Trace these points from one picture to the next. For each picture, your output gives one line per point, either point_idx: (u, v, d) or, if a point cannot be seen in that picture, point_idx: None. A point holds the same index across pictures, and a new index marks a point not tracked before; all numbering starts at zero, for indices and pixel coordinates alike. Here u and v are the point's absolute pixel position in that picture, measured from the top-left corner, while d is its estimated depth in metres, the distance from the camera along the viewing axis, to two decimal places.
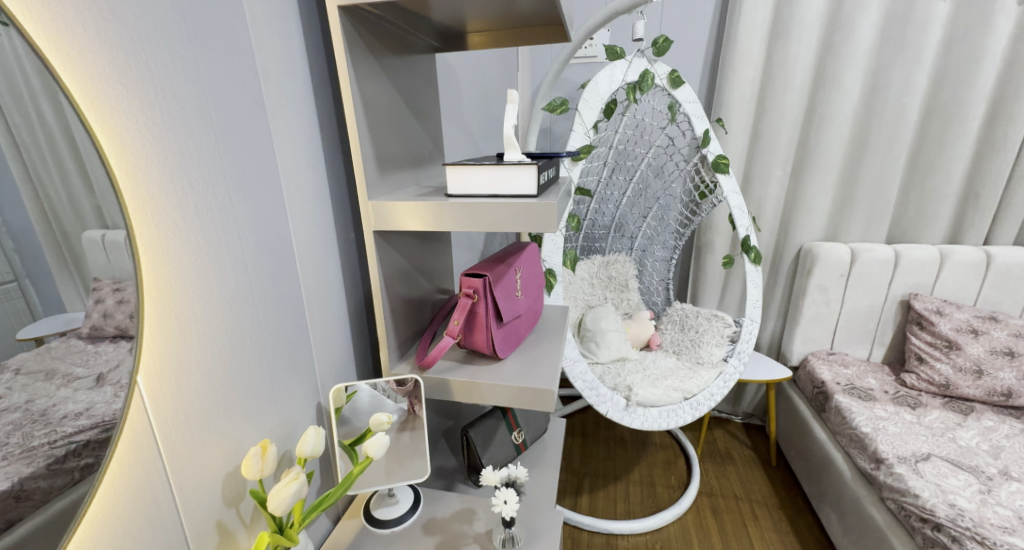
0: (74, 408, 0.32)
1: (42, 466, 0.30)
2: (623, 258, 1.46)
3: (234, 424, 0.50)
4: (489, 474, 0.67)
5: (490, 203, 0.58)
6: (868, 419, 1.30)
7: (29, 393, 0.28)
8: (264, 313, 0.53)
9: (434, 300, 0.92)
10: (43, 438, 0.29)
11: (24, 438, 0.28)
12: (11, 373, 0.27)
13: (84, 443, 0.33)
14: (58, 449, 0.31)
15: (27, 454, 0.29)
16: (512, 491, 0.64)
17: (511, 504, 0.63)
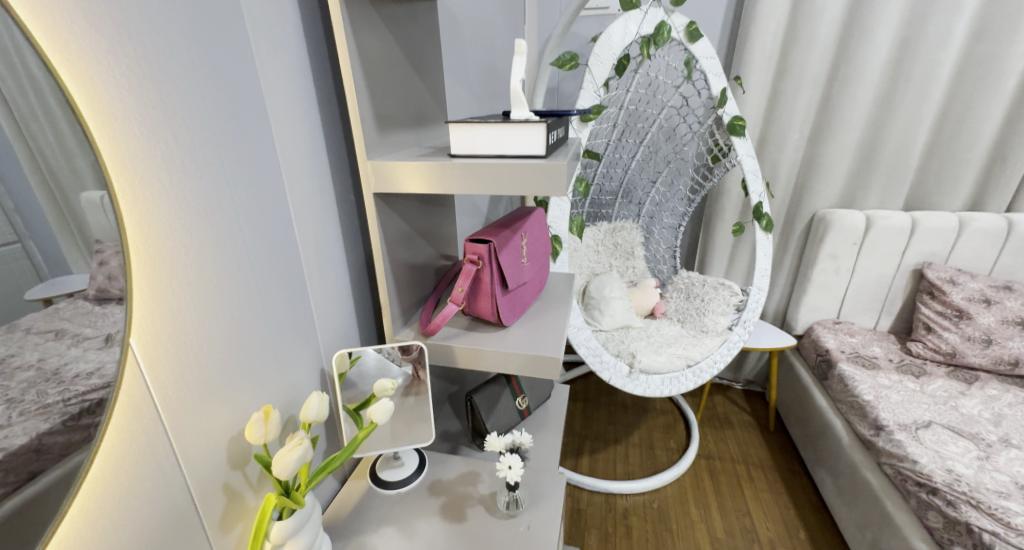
0: (84, 367, 0.32)
1: (58, 422, 0.31)
2: (630, 225, 1.43)
3: (236, 388, 0.49)
4: (494, 439, 0.68)
5: (495, 164, 0.55)
6: (870, 387, 1.30)
7: (42, 351, 0.28)
8: (261, 277, 0.51)
9: (437, 266, 0.90)
10: (57, 396, 0.30)
11: (39, 396, 0.28)
12: (23, 333, 0.27)
13: (98, 401, 0.33)
14: (72, 406, 0.31)
15: (43, 410, 0.29)
16: (516, 457, 0.66)
17: (515, 470, 0.64)
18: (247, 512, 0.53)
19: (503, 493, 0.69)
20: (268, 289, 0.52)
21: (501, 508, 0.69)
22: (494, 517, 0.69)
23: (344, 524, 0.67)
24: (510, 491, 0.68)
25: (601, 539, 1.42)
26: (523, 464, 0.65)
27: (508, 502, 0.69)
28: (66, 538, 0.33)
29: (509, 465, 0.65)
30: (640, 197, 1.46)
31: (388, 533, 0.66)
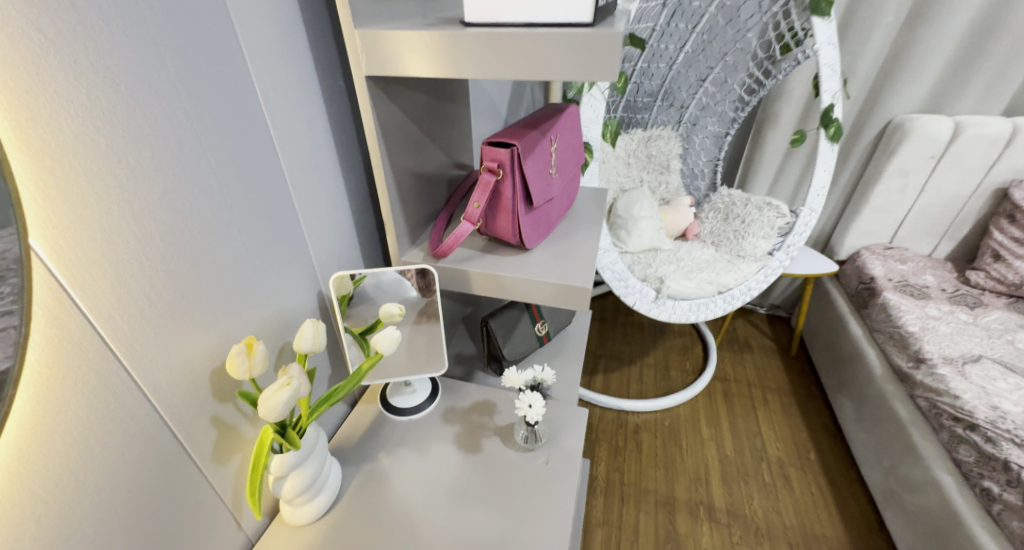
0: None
1: None
2: (669, 132, 1.27)
3: (207, 314, 0.41)
4: (512, 374, 0.62)
5: (522, 35, 0.41)
6: (916, 318, 1.21)
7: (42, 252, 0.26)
8: (227, 180, 0.41)
9: (449, 177, 0.78)
10: None
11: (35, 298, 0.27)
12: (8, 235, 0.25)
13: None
14: None
15: None
16: (537, 396, 0.60)
17: (537, 409, 0.59)
18: (246, 443, 0.49)
19: (521, 427, 0.65)
20: (237, 197, 0.42)
21: (519, 443, 0.65)
22: (512, 450, 0.65)
23: (354, 450, 0.64)
24: (529, 427, 0.64)
25: (611, 452, 1.45)
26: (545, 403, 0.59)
27: (528, 437, 0.65)
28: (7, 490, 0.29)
29: (529, 405, 0.59)
30: (683, 99, 1.24)
31: (402, 461, 0.63)
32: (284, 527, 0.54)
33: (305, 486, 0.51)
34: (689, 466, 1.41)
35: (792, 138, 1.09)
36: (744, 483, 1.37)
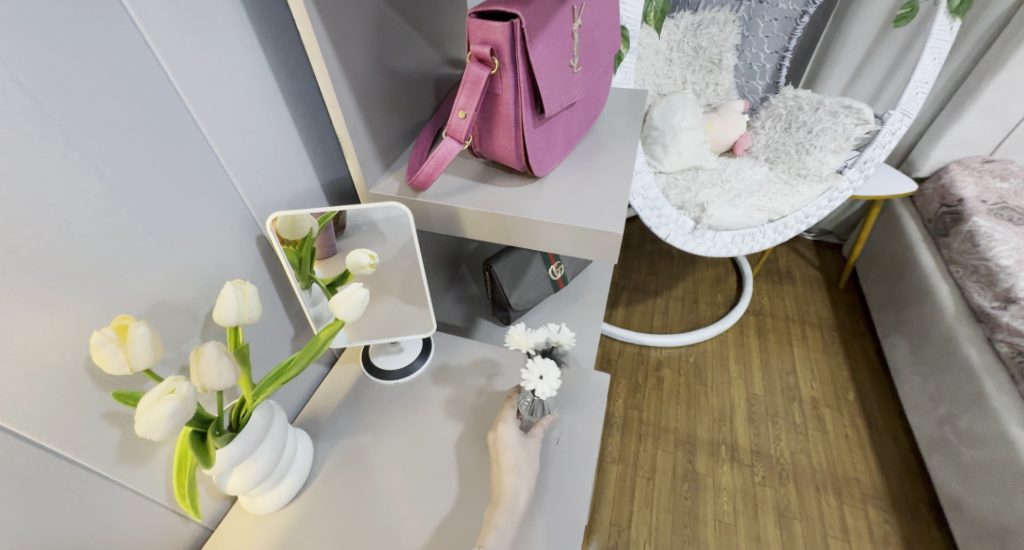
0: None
1: None
2: (726, 15, 1.00)
3: (31, 283, 0.28)
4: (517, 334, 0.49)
5: None
6: (1012, 249, 1.00)
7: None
8: (23, 74, 0.25)
9: (437, 77, 0.59)
10: None
11: None
12: None
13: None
14: None
15: None
16: (550, 367, 0.47)
17: (550, 381, 0.46)
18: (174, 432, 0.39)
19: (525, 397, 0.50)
20: (51, 95, 0.27)
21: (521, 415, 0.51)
22: None
23: (329, 422, 0.55)
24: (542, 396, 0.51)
25: (631, 388, 1.38)
26: (560, 375, 0.46)
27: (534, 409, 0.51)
28: None
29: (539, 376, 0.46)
30: None
31: (387, 432, 0.54)
32: (245, 513, 0.46)
33: (258, 479, 0.41)
34: (714, 404, 1.33)
35: (899, 13, 0.83)
36: (774, 423, 1.29)
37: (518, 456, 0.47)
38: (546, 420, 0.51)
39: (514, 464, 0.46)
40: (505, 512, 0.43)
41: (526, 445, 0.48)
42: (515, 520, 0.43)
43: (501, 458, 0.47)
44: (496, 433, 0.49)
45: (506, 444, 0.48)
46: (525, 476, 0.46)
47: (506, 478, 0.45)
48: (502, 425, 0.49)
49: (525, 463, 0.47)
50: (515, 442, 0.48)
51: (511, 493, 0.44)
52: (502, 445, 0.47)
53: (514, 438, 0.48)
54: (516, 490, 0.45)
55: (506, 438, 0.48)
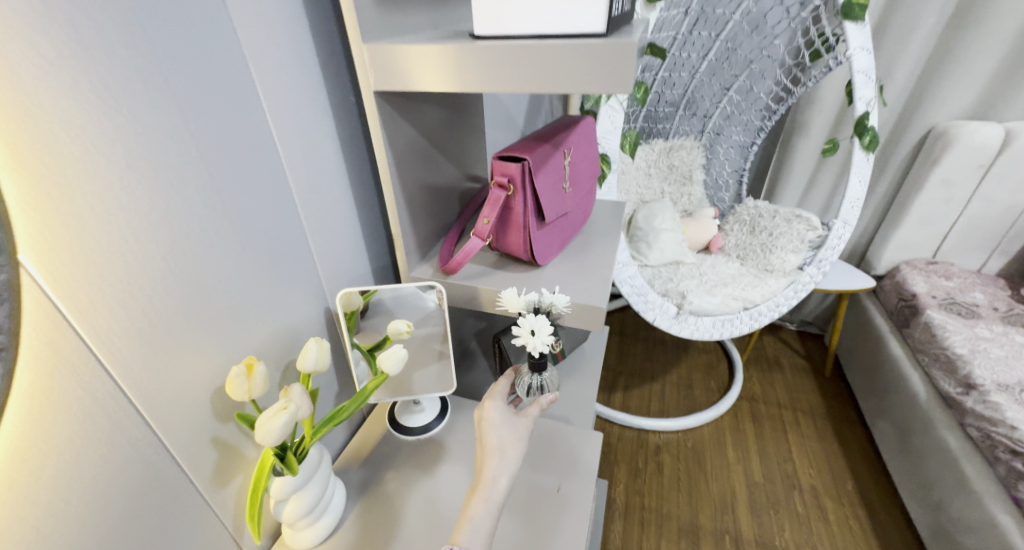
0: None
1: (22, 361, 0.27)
2: (691, 144, 1.23)
3: (205, 336, 0.40)
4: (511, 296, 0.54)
5: (531, 48, 0.39)
6: (965, 339, 1.12)
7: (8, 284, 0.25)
8: (228, 200, 0.40)
9: (462, 190, 0.77)
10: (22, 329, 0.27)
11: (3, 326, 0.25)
12: None
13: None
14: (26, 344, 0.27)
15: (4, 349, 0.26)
16: (541, 320, 0.52)
17: (541, 337, 0.51)
18: (248, 463, 0.48)
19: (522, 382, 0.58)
20: (239, 214, 0.41)
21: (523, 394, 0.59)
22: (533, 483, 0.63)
23: (359, 471, 0.63)
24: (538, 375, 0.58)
25: (631, 473, 1.40)
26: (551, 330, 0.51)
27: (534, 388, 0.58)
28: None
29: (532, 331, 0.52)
30: (706, 108, 1.21)
31: (410, 480, 0.62)
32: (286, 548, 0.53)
33: (306, 510, 0.50)
34: (715, 492, 1.34)
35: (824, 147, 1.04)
36: (775, 512, 1.29)
37: (500, 438, 0.49)
38: (541, 400, 0.54)
39: (497, 446, 0.48)
40: (483, 498, 0.44)
41: (510, 429, 0.51)
42: (494, 506, 0.44)
43: (485, 440, 0.49)
44: (481, 413, 0.52)
45: (492, 428, 0.50)
46: (506, 458, 0.48)
47: (488, 461, 0.47)
48: (487, 408, 0.52)
49: (508, 446, 0.49)
50: (499, 424, 0.50)
51: (490, 476, 0.46)
52: (488, 427, 0.50)
53: (498, 422, 0.51)
54: (497, 474, 0.46)
55: (490, 420, 0.51)
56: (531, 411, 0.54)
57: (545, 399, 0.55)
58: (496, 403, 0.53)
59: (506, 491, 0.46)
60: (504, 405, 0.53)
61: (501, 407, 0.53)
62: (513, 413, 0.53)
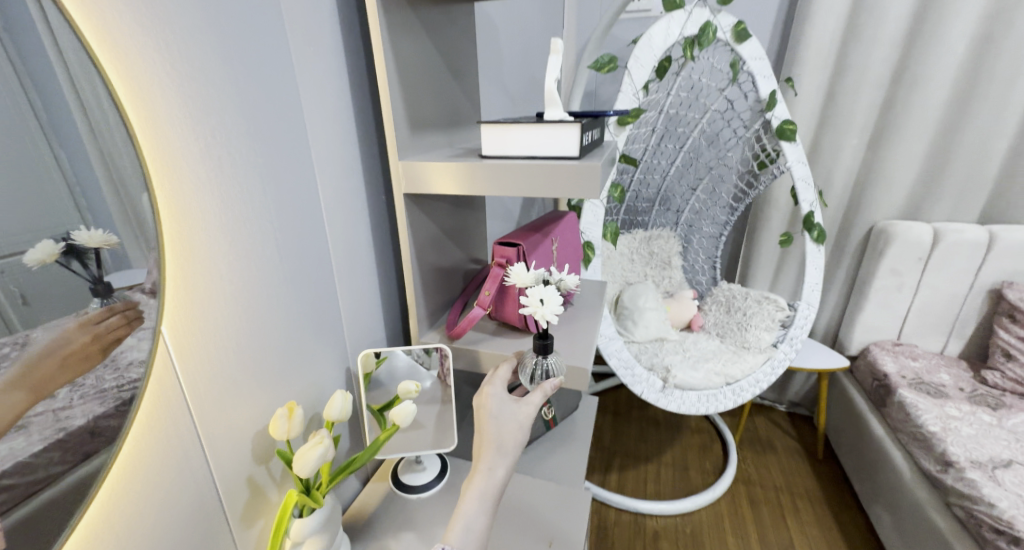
0: (138, 356, 0.35)
1: (114, 406, 0.34)
2: (668, 234, 1.41)
3: (259, 384, 0.49)
4: (519, 274, 0.60)
5: (525, 167, 0.53)
6: (936, 417, 1.19)
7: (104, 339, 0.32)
8: (291, 276, 0.51)
9: (466, 269, 0.89)
10: (113, 381, 0.33)
11: (97, 381, 0.32)
12: (94, 320, 0.31)
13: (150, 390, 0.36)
14: (125, 392, 0.34)
15: (100, 394, 0.32)
16: (548, 291, 0.57)
17: (551, 306, 0.56)
18: (269, 508, 0.54)
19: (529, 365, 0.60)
20: (298, 287, 0.52)
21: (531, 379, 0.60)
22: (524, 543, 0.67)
23: (364, 526, 0.66)
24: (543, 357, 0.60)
25: None
26: (559, 298, 0.57)
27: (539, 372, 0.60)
28: (90, 530, 0.34)
29: (541, 302, 0.57)
30: (678, 204, 1.47)
31: (409, 537, 0.65)
32: None
33: None
34: None
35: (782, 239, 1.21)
36: None
37: (498, 431, 0.52)
38: (546, 385, 0.56)
39: (495, 438, 0.51)
40: (477, 494, 0.48)
41: (508, 418, 0.53)
42: (489, 501, 0.48)
43: (484, 430, 0.52)
44: (482, 400, 0.55)
45: (491, 418, 0.53)
46: (502, 453, 0.51)
47: (485, 455, 0.50)
48: (488, 397, 0.55)
49: (504, 439, 0.51)
50: (497, 415, 0.53)
51: (486, 468, 0.49)
52: (486, 418, 0.53)
53: (496, 412, 0.53)
54: (493, 465, 0.50)
55: (489, 410, 0.54)
56: (535, 397, 0.56)
57: (550, 384, 0.57)
58: (496, 393, 0.55)
59: (501, 482, 0.49)
60: (504, 394, 0.55)
61: (501, 397, 0.55)
62: (513, 401, 0.55)
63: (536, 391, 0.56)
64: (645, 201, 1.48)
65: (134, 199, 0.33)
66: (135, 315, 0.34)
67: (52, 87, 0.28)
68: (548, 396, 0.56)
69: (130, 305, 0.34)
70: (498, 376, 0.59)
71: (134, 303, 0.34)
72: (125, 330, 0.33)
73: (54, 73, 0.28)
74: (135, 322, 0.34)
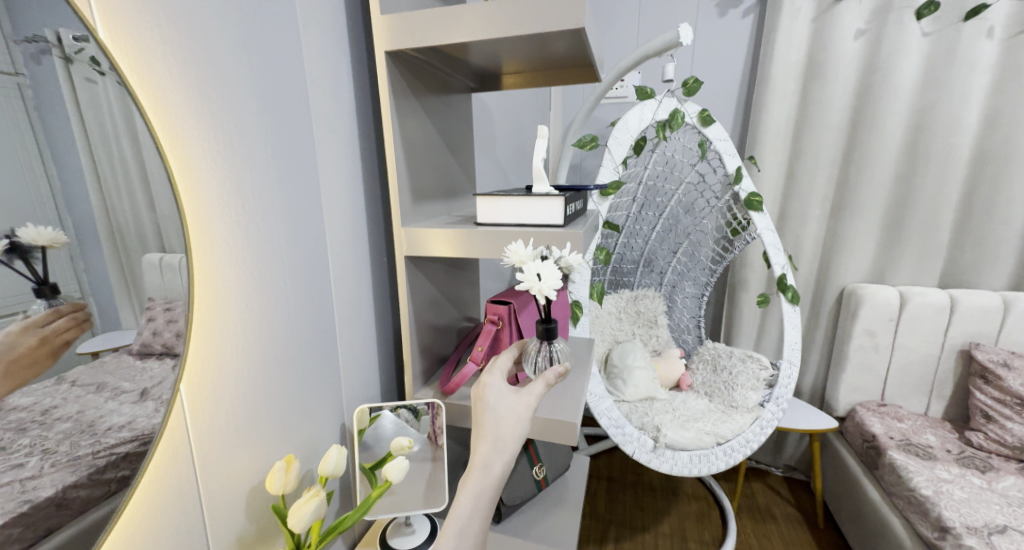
0: (117, 421, 0.34)
1: (84, 475, 0.33)
2: (653, 293, 1.48)
3: (262, 435, 0.51)
4: (517, 250, 0.56)
5: (516, 234, 0.59)
6: (927, 479, 1.17)
7: (81, 404, 0.32)
8: (299, 330, 0.55)
9: (459, 327, 0.93)
10: (88, 448, 0.33)
11: (72, 448, 0.31)
12: (68, 385, 0.31)
13: (125, 454, 0.35)
14: (99, 459, 0.34)
15: (73, 462, 0.32)
16: (546, 266, 0.55)
17: (548, 283, 0.54)
18: None
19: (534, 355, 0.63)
20: (305, 341, 0.56)
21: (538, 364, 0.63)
22: None
23: None
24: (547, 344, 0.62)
25: None
26: (556, 273, 0.55)
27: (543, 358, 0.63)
28: None
29: (539, 277, 0.55)
30: (662, 266, 1.57)
31: None
32: None
33: None
34: None
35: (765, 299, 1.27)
36: None
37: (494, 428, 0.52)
38: (548, 374, 0.56)
39: (492, 434, 0.52)
40: (472, 490, 0.49)
41: (505, 410, 0.54)
42: (484, 501, 0.49)
43: (481, 424, 0.53)
44: (479, 394, 0.55)
45: (489, 411, 0.54)
46: (501, 452, 0.51)
47: (480, 449, 0.51)
48: (486, 389, 0.55)
49: (501, 432, 0.52)
50: (494, 407, 0.54)
51: (482, 464, 0.50)
52: (484, 411, 0.54)
53: (494, 405, 0.54)
54: (489, 462, 0.51)
55: (485, 405, 0.54)
56: (536, 386, 0.55)
57: (552, 373, 0.56)
58: (494, 384, 0.56)
59: (496, 477, 0.50)
60: (502, 384, 0.56)
61: (499, 388, 0.56)
62: (512, 392, 0.55)
63: (538, 379, 0.56)
64: (630, 262, 1.58)
65: (174, 260, 0.38)
66: (84, 316, 0.31)
67: (68, 156, 0.30)
68: (550, 386, 0.55)
69: (78, 305, 0.31)
70: (498, 366, 0.60)
71: (84, 304, 0.31)
72: (75, 333, 0.31)
73: (76, 143, 0.30)
74: (86, 324, 0.31)
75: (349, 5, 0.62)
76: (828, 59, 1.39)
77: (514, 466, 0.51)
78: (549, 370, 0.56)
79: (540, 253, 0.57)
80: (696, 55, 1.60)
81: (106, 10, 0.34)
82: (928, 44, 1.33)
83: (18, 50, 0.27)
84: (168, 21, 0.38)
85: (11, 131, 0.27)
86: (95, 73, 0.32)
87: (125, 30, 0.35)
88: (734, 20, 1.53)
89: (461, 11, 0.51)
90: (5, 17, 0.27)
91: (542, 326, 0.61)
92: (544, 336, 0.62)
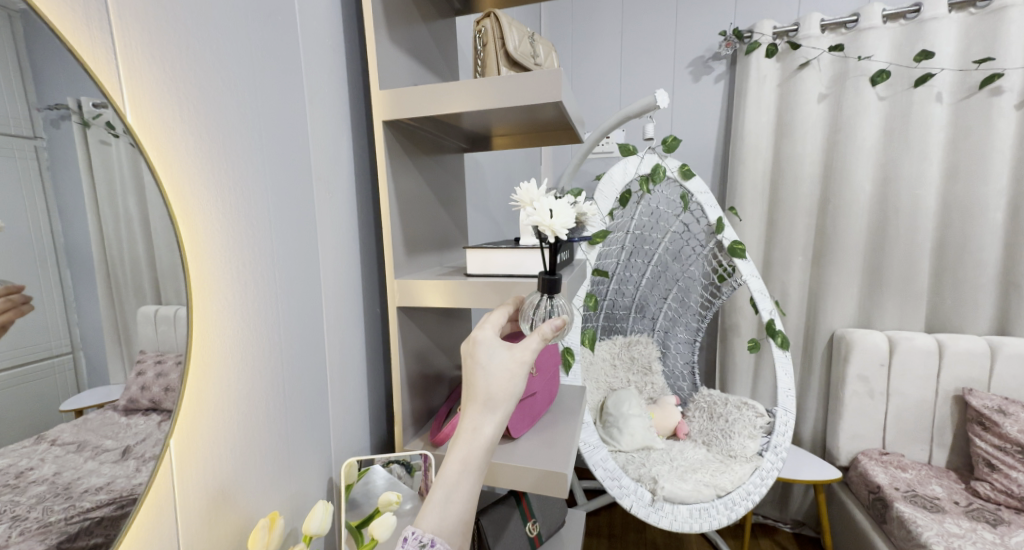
0: (95, 481, 0.34)
1: (53, 543, 0.32)
2: (645, 339, 1.50)
3: (249, 489, 0.50)
4: (528, 189, 0.55)
5: (509, 282, 0.61)
6: (937, 534, 1.09)
7: (58, 465, 0.31)
8: (289, 382, 0.55)
9: (450, 376, 0.93)
10: (61, 513, 0.32)
11: (44, 512, 0.31)
12: (47, 445, 0.31)
13: (98, 520, 0.35)
14: (72, 526, 0.33)
15: (43, 529, 0.31)
16: (558, 203, 0.53)
17: (562, 221, 0.52)
18: None
19: (529, 313, 0.57)
20: (295, 393, 0.56)
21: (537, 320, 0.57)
22: None
23: None
24: (547, 298, 0.56)
25: None
26: (570, 216, 0.52)
27: (542, 312, 0.57)
28: None
29: (550, 215, 0.52)
30: (653, 312, 1.62)
31: None
32: None
33: None
34: None
35: (776, 338, 1.24)
36: None
37: (477, 405, 0.52)
38: (544, 328, 0.54)
39: (474, 416, 0.52)
40: (443, 477, 0.49)
41: (496, 367, 0.53)
42: (473, 467, 0.50)
43: (474, 382, 0.53)
44: (471, 350, 0.55)
45: (480, 370, 0.53)
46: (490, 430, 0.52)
47: (465, 426, 0.52)
48: (476, 346, 0.54)
49: (492, 393, 0.52)
50: (486, 365, 0.53)
51: (468, 440, 0.51)
52: (476, 369, 0.54)
53: (485, 363, 0.53)
54: (480, 423, 0.52)
55: (478, 365, 0.54)
56: (530, 343, 0.54)
57: (549, 326, 0.54)
58: (485, 339, 0.55)
59: (481, 455, 0.51)
60: (494, 339, 0.55)
61: (491, 343, 0.55)
62: (504, 347, 0.55)
63: (534, 333, 0.55)
64: (622, 308, 1.62)
65: (169, 312, 0.39)
66: (22, 299, 0.28)
67: (76, 214, 0.31)
68: (547, 340, 0.54)
69: (11, 287, 0.28)
70: (492, 321, 0.58)
71: (19, 286, 0.28)
72: (12, 316, 0.28)
73: (83, 207, 0.32)
74: (24, 308, 0.28)
75: (351, 81, 0.68)
76: (795, 118, 1.50)
77: (504, 425, 0.53)
78: (545, 324, 0.54)
79: (552, 193, 0.55)
80: (675, 114, 1.72)
81: (135, 94, 0.38)
82: (885, 107, 1.44)
83: (40, 117, 0.29)
84: (192, 100, 0.43)
85: (23, 192, 0.28)
86: (109, 136, 0.34)
87: (151, 109, 0.39)
88: (708, 85, 1.66)
89: (451, 89, 0.57)
90: (32, 88, 0.29)
91: (545, 277, 0.55)
92: (547, 289, 0.55)
